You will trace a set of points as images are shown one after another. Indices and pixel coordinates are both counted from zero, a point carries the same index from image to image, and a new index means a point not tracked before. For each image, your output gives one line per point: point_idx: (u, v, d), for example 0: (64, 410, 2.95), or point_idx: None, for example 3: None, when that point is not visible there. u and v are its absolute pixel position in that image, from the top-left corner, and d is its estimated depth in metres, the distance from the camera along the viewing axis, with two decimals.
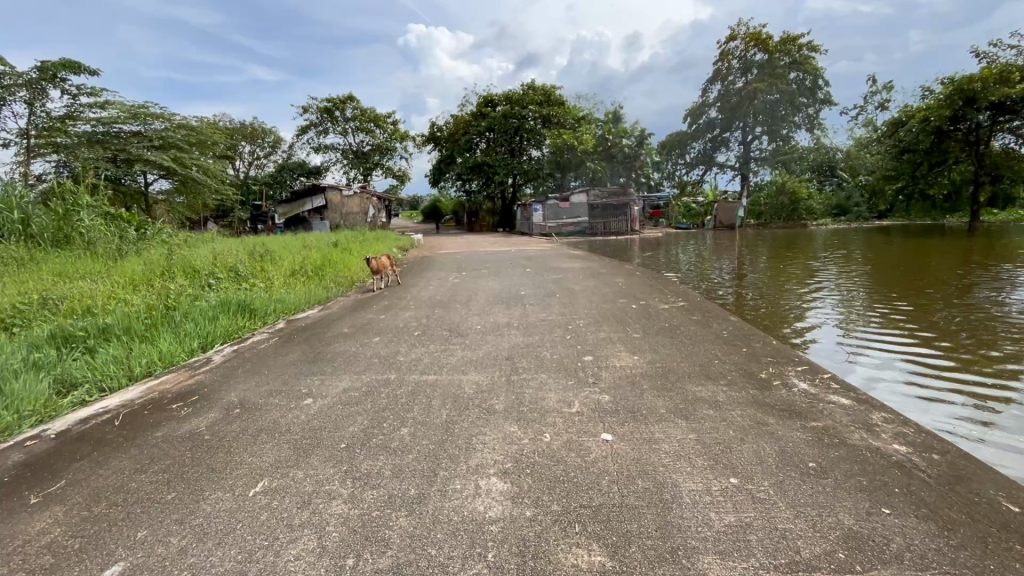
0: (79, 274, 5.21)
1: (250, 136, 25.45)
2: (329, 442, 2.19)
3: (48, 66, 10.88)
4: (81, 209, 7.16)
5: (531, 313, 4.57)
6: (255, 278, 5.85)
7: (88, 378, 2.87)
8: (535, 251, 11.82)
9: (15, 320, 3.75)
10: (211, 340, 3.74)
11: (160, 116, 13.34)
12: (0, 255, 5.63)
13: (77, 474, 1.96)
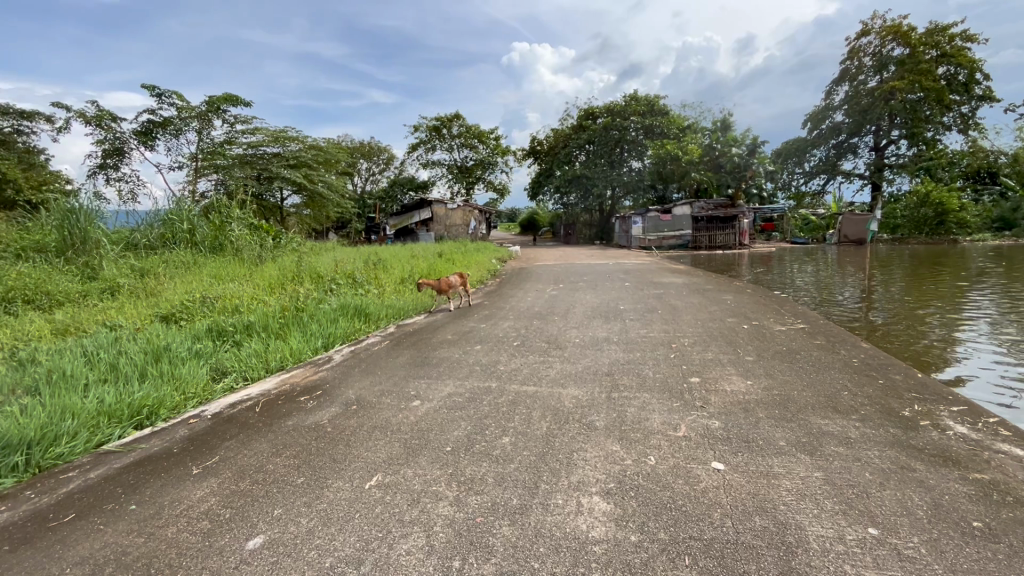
0: (230, 277, 6.01)
1: (368, 154, 27.87)
2: (436, 444, 2.29)
3: (214, 100, 12.82)
4: (232, 221, 8.32)
5: (631, 329, 4.43)
6: (370, 284, 6.35)
7: (235, 368, 3.30)
8: (634, 264, 11.52)
9: (182, 314, 4.42)
10: (333, 340, 4.11)
11: (296, 139, 15.04)
12: (172, 259, 6.69)
13: (228, 452, 2.26)
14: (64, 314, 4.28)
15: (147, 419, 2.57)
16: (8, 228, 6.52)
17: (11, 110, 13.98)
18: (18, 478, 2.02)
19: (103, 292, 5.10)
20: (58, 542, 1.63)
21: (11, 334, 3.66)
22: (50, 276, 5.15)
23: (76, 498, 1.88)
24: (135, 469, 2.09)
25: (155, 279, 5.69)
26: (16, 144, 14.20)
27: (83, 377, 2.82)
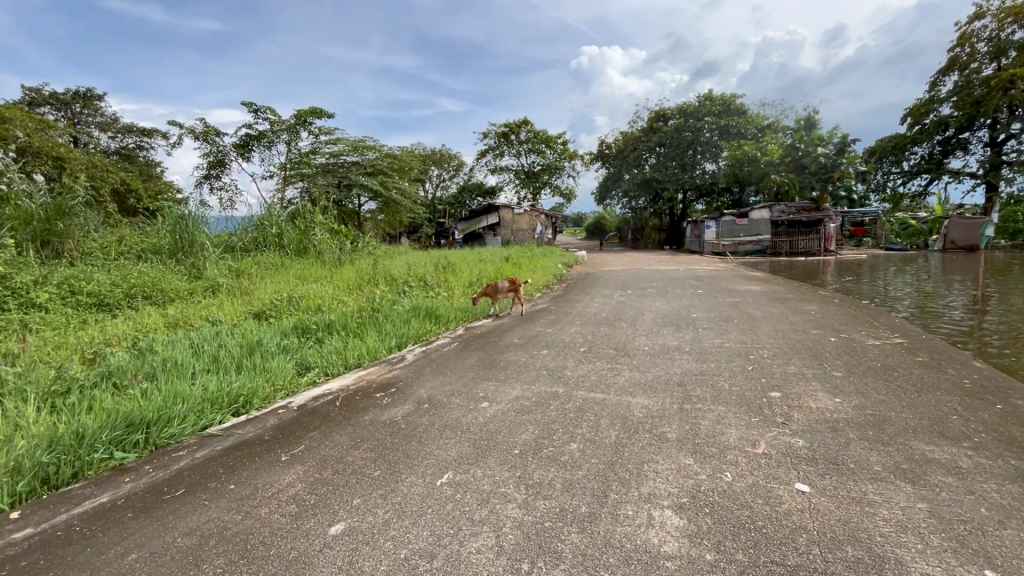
0: (313, 279, 6.43)
1: (439, 161, 28.83)
2: (504, 446, 2.32)
3: (302, 114, 13.82)
4: (316, 226, 8.93)
5: (704, 338, 4.25)
6: (440, 287, 6.56)
7: (318, 363, 3.53)
8: (707, 270, 11.04)
9: (272, 312, 4.80)
10: (406, 340, 4.28)
11: (373, 148, 15.85)
12: (264, 261, 7.28)
13: (312, 441, 2.42)
14: (175, 309, 4.79)
15: (243, 407, 2.81)
16: (132, 232, 7.40)
17: (135, 128, 15.87)
18: (139, 453, 2.28)
19: (206, 290, 5.64)
20: (171, 513, 1.82)
21: (132, 325, 4.14)
22: (164, 275, 5.78)
23: (185, 475, 2.09)
24: (233, 453, 2.29)
25: (249, 280, 6.21)
26: (138, 158, 16.08)
27: (191, 367, 3.14)
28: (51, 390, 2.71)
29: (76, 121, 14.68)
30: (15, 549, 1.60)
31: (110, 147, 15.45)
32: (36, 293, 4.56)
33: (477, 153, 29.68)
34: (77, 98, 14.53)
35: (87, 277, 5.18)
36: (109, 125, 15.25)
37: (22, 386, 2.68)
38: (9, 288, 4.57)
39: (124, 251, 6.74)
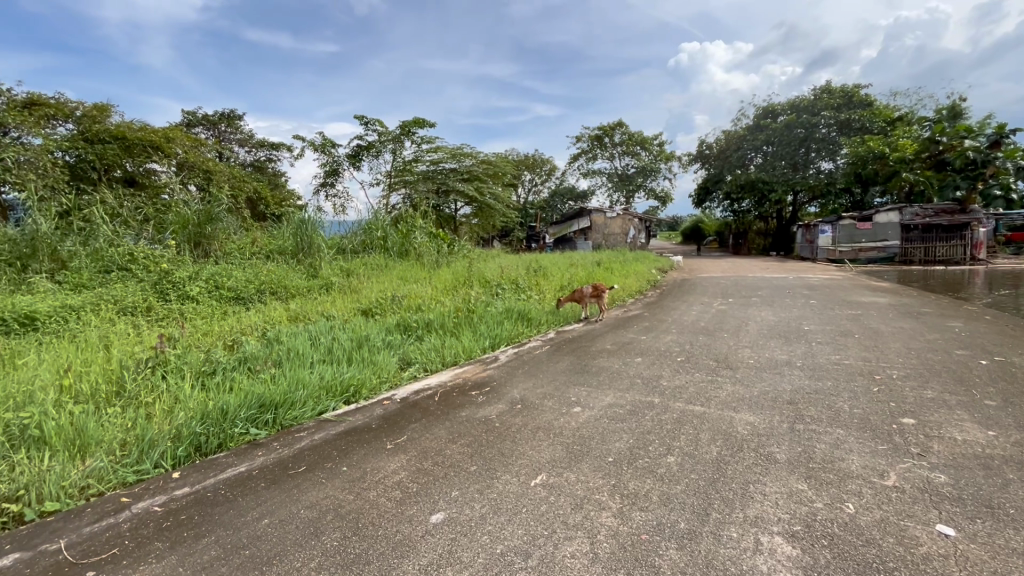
0: (414, 280, 6.83)
1: (531, 166, 29.22)
2: (598, 453, 2.29)
3: (406, 124, 14.75)
4: (416, 230, 9.48)
5: (818, 353, 3.87)
6: (532, 290, 6.64)
7: (418, 359, 3.74)
8: (821, 279, 10.05)
9: (378, 309, 5.17)
10: (499, 341, 4.39)
11: (470, 154, 16.45)
12: (371, 262, 7.87)
13: (413, 432, 2.57)
14: (297, 304, 5.33)
15: (353, 396, 3.06)
16: (262, 236, 8.36)
17: (267, 143, 17.92)
18: (269, 430, 2.57)
19: (321, 287, 6.21)
20: (295, 487, 2.03)
21: (262, 318, 4.68)
22: (288, 274, 6.46)
23: (305, 454, 2.32)
24: (345, 437, 2.50)
25: (358, 279, 6.74)
26: (268, 170, 18.14)
27: (310, 356, 3.48)
28: (202, 371, 3.14)
29: (221, 138, 16.91)
30: (175, 504, 1.88)
31: (246, 160, 17.58)
32: (189, 287, 5.31)
33: (570, 157, 29.67)
34: (222, 119, 16.74)
35: (228, 274, 5.94)
36: (246, 141, 17.38)
37: (181, 365, 3.14)
38: (171, 282, 5.39)
39: (256, 251, 7.64)
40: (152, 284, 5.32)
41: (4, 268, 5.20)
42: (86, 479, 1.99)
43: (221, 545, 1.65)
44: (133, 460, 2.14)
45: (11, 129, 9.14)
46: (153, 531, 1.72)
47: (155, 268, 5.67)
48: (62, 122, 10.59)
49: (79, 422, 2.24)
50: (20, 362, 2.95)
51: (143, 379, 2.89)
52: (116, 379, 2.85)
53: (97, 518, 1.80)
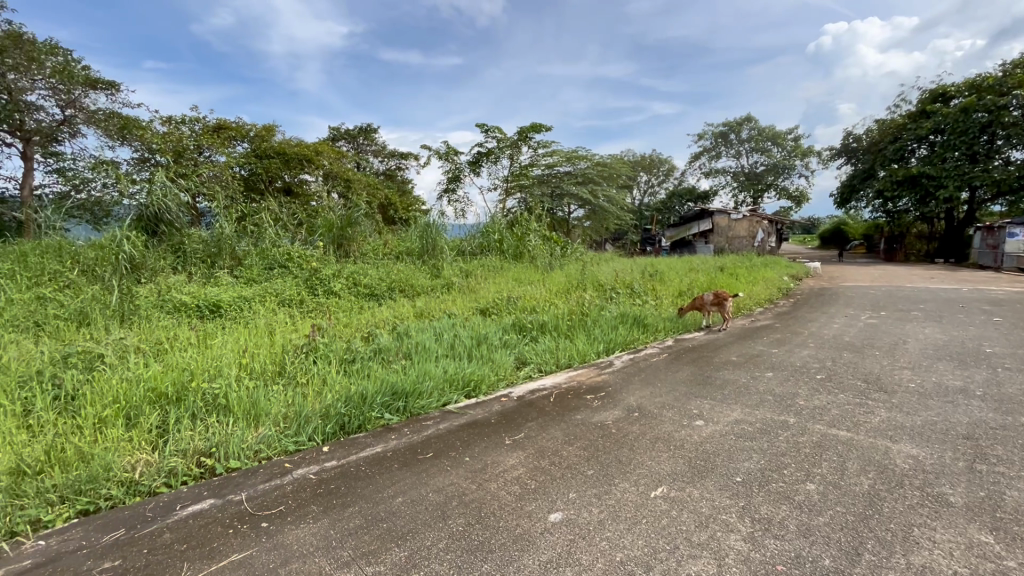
0: (527, 282, 6.99)
1: (648, 166, 28.28)
2: (724, 471, 2.15)
3: (524, 130, 15.14)
4: (530, 233, 9.69)
5: (1005, 382, 3.22)
6: (647, 295, 6.43)
7: (534, 359, 3.82)
8: (1009, 293, 8.33)
9: (495, 309, 5.37)
10: (614, 345, 4.31)
11: (586, 157, 16.40)
12: (488, 264, 8.21)
13: (530, 431, 2.63)
14: (422, 301, 5.74)
15: (473, 391, 3.22)
16: (393, 238, 9.15)
17: (397, 153, 19.58)
18: (400, 416, 2.81)
19: (443, 286, 6.61)
20: (424, 471, 2.19)
21: (393, 313, 5.12)
22: (415, 274, 6.99)
23: (432, 441, 2.49)
24: (466, 429, 2.64)
25: (475, 280, 7.08)
26: (398, 177, 19.76)
27: (435, 351, 3.74)
28: (345, 358, 3.53)
29: (360, 150, 18.83)
30: (326, 475, 2.14)
31: (379, 169, 19.35)
32: (333, 283, 5.99)
33: (690, 156, 28.16)
34: (361, 132, 18.62)
35: (364, 272, 6.59)
36: (380, 151, 19.14)
37: (328, 351, 3.56)
38: (319, 278, 6.13)
39: (387, 252, 8.38)
40: (304, 280, 6.10)
41: (199, 263, 6.32)
42: (258, 443, 2.34)
43: (363, 516, 1.84)
44: (293, 432, 2.48)
45: (205, 149, 11.09)
46: (308, 496, 1.98)
47: (308, 266, 6.49)
48: (240, 141, 12.57)
49: (253, 396, 2.65)
50: (211, 341, 3.57)
51: (299, 363, 3.32)
52: (280, 361, 3.32)
53: (266, 478, 2.11)
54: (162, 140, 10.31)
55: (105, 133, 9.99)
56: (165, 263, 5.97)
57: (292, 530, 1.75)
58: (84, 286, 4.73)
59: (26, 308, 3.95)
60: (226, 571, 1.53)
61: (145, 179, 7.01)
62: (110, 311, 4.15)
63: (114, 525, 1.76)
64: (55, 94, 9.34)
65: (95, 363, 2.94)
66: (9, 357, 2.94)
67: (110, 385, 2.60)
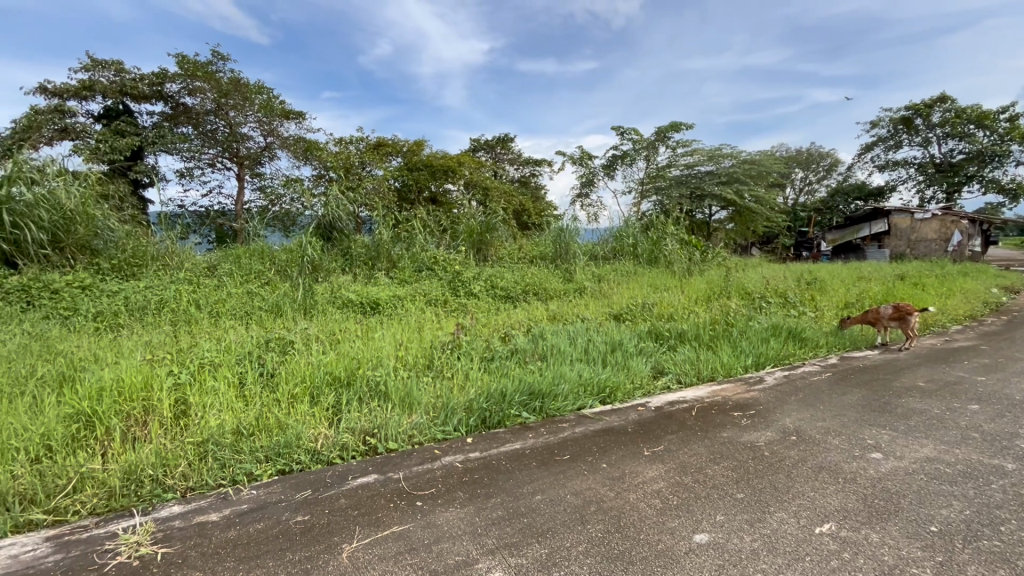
0: (664, 288, 6.69)
1: (805, 161, 25.23)
2: (913, 516, 1.82)
3: (662, 130, 14.53)
4: (667, 237, 9.26)
5: None
6: (805, 306, 5.73)
7: (672, 369, 3.64)
8: None
9: (630, 314, 5.24)
10: (764, 359, 3.92)
11: (731, 155, 15.18)
12: (621, 268, 8.05)
13: (670, 444, 2.50)
14: (555, 305, 5.83)
15: (608, 397, 3.17)
16: (527, 243, 9.45)
17: (532, 161, 20.19)
18: (537, 415, 2.88)
19: (575, 290, 6.63)
20: (562, 472, 2.22)
21: (527, 316, 5.27)
22: (548, 277, 7.13)
23: (568, 444, 2.51)
24: (603, 435, 2.61)
25: (608, 285, 6.98)
26: (531, 184, 20.36)
27: (569, 354, 3.76)
28: (484, 356, 3.73)
29: (498, 159, 19.79)
30: (470, 465, 2.28)
31: (515, 177, 20.13)
32: (472, 286, 6.38)
33: (861, 148, 24.46)
34: (499, 142, 19.57)
35: (501, 276, 6.91)
36: (516, 160, 19.89)
37: (470, 349, 3.80)
38: (461, 280, 6.58)
39: (522, 257, 8.67)
40: (448, 281, 6.60)
41: (362, 265, 7.19)
42: (412, 429, 2.59)
43: (506, 508, 1.92)
44: (441, 421, 2.69)
45: (367, 165, 12.60)
46: (455, 482, 2.12)
47: (451, 269, 7.00)
48: (396, 156, 14.02)
49: (408, 386, 2.93)
50: (373, 334, 4.04)
51: (445, 358, 3.59)
52: (429, 355, 3.63)
53: (420, 461, 2.32)
54: (335, 159, 11.97)
55: (294, 155, 11.91)
56: (336, 264, 6.91)
57: (442, 512, 1.90)
58: (278, 283, 5.70)
59: (240, 301, 4.88)
60: (389, 539, 1.72)
61: (324, 193, 8.21)
62: (297, 304, 4.94)
63: (303, 486, 2.08)
64: (260, 125, 11.40)
65: (287, 347, 3.52)
66: (230, 339, 3.66)
67: (299, 367, 3.09)
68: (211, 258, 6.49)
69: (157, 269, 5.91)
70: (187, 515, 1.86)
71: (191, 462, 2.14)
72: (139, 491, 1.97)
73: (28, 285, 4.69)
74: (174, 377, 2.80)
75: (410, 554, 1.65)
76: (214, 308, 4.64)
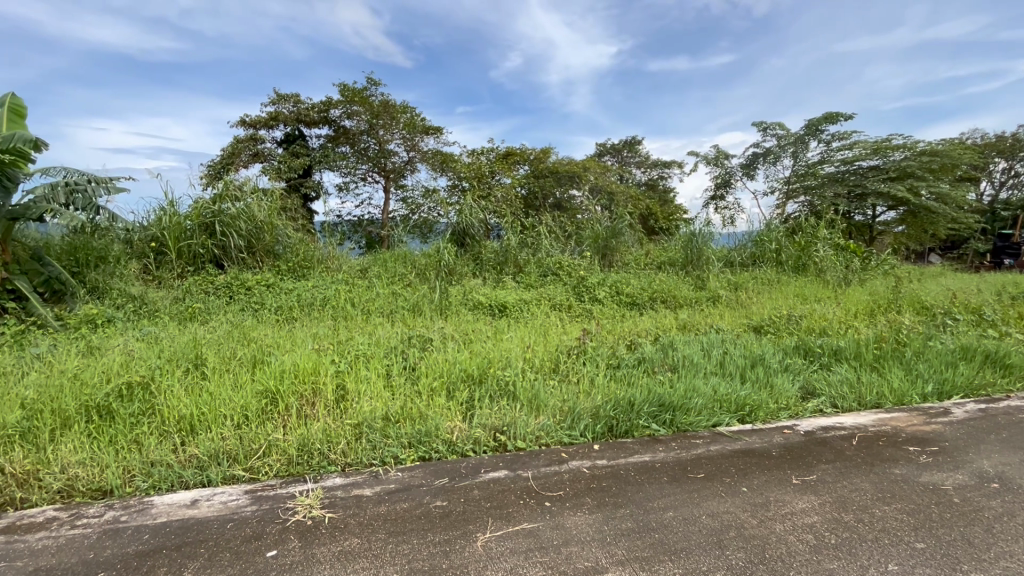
0: (814, 299, 5.97)
1: (1009, 149, 20.66)
2: None
3: (814, 122, 12.99)
4: (818, 241, 8.26)
5: None
6: (1008, 325, 4.68)
7: (826, 391, 3.22)
8: None
9: (772, 326, 4.76)
10: (949, 387, 3.29)
11: (903, 146, 13.01)
12: (761, 276, 7.35)
13: (826, 475, 2.22)
14: (686, 313, 5.52)
15: (748, 415, 2.91)
16: (655, 248, 9.09)
17: (661, 163, 19.40)
18: (667, 429, 2.76)
19: (708, 299, 6.22)
20: (696, 490, 2.10)
21: (655, 324, 5.07)
22: (677, 284, 6.79)
23: (703, 462, 2.35)
24: (743, 457, 2.41)
25: (746, 294, 6.43)
26: (660, 187, 19.54)
27: (703, 367, 3.54)
28: (610, 363, 3.67)
29: (624, 163, 19.40)
30: (598, 472, 2.26)
31: (642, 180, 19.49)
32: (597, 291, 6.33)
33: None
34: (625, 146, 19.16)
35: (627, 282, 6.74)
36: (643, 162, 19.29)
37: (596, 355, 3.77)
38: (586, 285, 6.57)
39: (649, 262, 8.38)
40: (573, 286, 6.63)
41: (492, 269, 7.52)
42: (540, 430, 2.64)
43: (635, 521, 1.87)
44: (568, 425, 2.70)
45: (497, 174, 13.20)
46: (583, 487, 2.12)
47: (576, 275, 7.03)
48: (523, 164, 14.46)
49: (535, 389, 3.00)
50: (502, 336, 4.22)
51: (571, 363, 3.61)
52: (555, 359, 3.67)
53: (547, 463, 2.36)
54: (467, 169, 12.72)
55: (432, 168, 12.92)
56: (468, 269, 7.32)
57: (570, 515, 1.91)
58: (417, 285, 6.23)
59: (387, 300, 5.42)
60: (520, 535, 1.78)
61: (459, 202, 8.78)
62: (435, 305, 5.36)
63: (441, 473, 2.25)
64: (404, 141, 12.58)
65: (427, 344, 3.83)
66: (379, 334, 4.09)
67: (437, 362, 3.34)
68: (363, 261, 7.31)
69: (322, 270, 6.83)
70: (347, 487, 2.12)
71: (349, 441, 2.44)
72: (310, 461, 2.30)
73: (230, 282, 5.75)
74: (335, 366, 3.21)
75: (540, 552, 1.69)
76: (366, 306, 5.22)
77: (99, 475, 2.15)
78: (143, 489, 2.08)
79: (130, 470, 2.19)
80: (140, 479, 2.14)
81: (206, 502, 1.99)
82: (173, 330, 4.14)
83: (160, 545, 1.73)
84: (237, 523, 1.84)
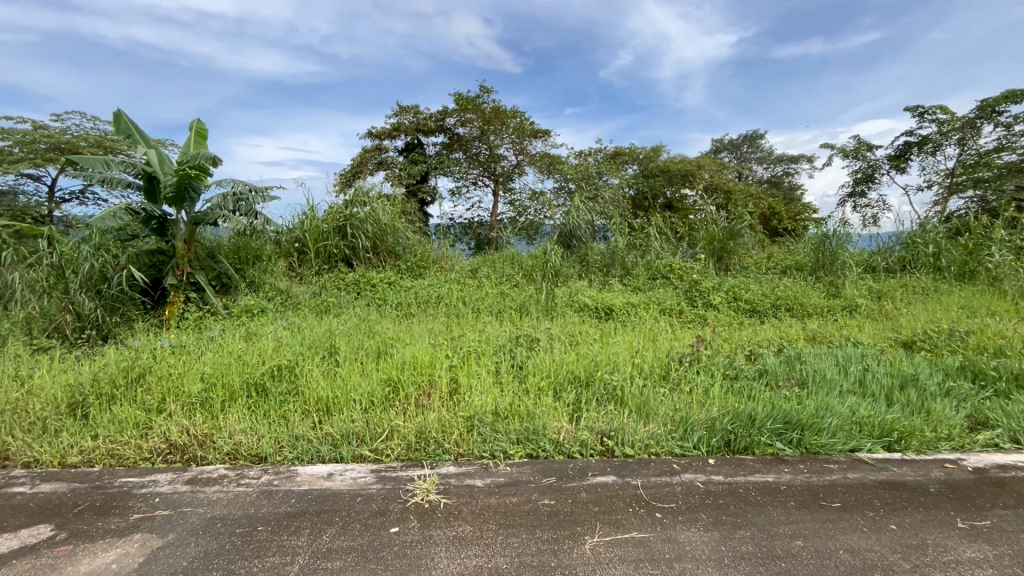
0: (986, 312, 5.04)
1: None
2: None
3: (988, 102, 10.96)
4: (991, 244, 6.96)
5: None
6: None
7: (1003, 423, 2.70)
8: None
9: (928, 342, 4.10)
10: None
11: None
12: (914, 284, 6.37)
13: (1004, 523, 1.86)
14: (817, 324, 4.96)
15: (896, 443, 2.54)
16: (780, 251, 8.30)
17: (787, 157, 17.66)
18: (794, 449, 2.51)
19: (844, 308, 5.54)
20: (832, 521, 1.88)
21: (779, 333, 4.63)
22: (806, 291, 6.14)
23: (840, 490, 2.10)
24: (891, 490, 2.11)
25: (892, 303, 5.62)
26: (785, 183, 17.81)
27: (838, 383, 3.16)
28: (728, 374, 3.43)
29: (743, 158, 18.01)
30: (714, 488, 2.13)
31: (764, 177, 17.92)
32: (712, 296, 5.94)
33: None
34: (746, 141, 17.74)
35: (745, 287, 6.26)
36: (766, 158, 17.74)
37: (711, 364, 3.55)
38: (698, 290, 6.21)
39: (772, 266, 7.68)
40: (685, 291, 6.30)
41: (598, 271, 7.39)
42: (649, 438, 2.54)
43: (757, 545, 1.73)
44: (680, 435, 2.57)
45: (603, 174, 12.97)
46: (698, 502, 2.01)
47: (688, 278, 6.68)
48: (632, 164, 14.04)
49: (645, 395, 2.90)
50: (610, 339, 4.15)
51: (684, 371, 3.44)
52: (665, 365, 3.52)
53: (658, 473, 2.27)
54: (574, 171, 12.68)
55: (539, 170, 13.07)
56: (574, 270, 7.29)
57: (683, 530, 1.82)
58: (524, 286, 6.37)
59: (495, 300, 5.60)
60: (629, 543, 1.74)
61: (566, 203, 8.81)
62: (541, 305, 5.43)
63: (548, 472, 2.27)
64: (514, 146, 12.91)
65: (534, 344, 3.90)
66: (488, 332, 4.25)
67: (544, 363, 3.38)
68: (473, 262, 7.62)
69: (436, 269, 7.26)
70: (459, 476, 2.23)
71: (461, 432, 2.56)
72: (427, 449, 2.45)
73: (357, 279, 6.34)
74: (449, 361, 3.39)
75: (651, 564, 1.64)
76: (476, 305, 5.45)
77: (257, 442, 2.49)
78: (289, 459, 2.38)
79: (280, 441, 2.51)
80: (288, 449, 2.45)
81: (340, 477, 2.22)
82: (311, 321, 4.68)
83: (304, 509, 1.97)
84: (365, 498, 2.03)
